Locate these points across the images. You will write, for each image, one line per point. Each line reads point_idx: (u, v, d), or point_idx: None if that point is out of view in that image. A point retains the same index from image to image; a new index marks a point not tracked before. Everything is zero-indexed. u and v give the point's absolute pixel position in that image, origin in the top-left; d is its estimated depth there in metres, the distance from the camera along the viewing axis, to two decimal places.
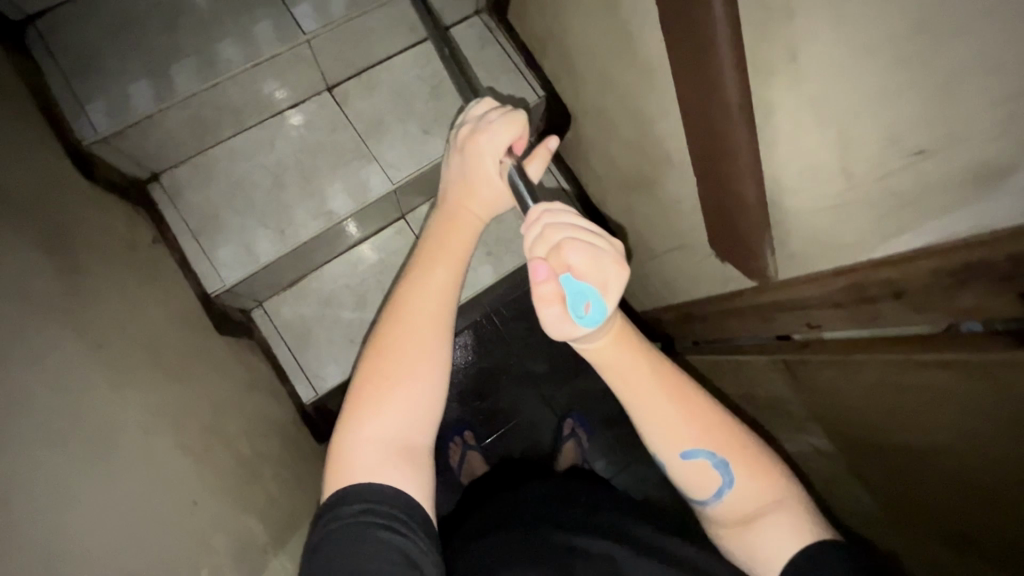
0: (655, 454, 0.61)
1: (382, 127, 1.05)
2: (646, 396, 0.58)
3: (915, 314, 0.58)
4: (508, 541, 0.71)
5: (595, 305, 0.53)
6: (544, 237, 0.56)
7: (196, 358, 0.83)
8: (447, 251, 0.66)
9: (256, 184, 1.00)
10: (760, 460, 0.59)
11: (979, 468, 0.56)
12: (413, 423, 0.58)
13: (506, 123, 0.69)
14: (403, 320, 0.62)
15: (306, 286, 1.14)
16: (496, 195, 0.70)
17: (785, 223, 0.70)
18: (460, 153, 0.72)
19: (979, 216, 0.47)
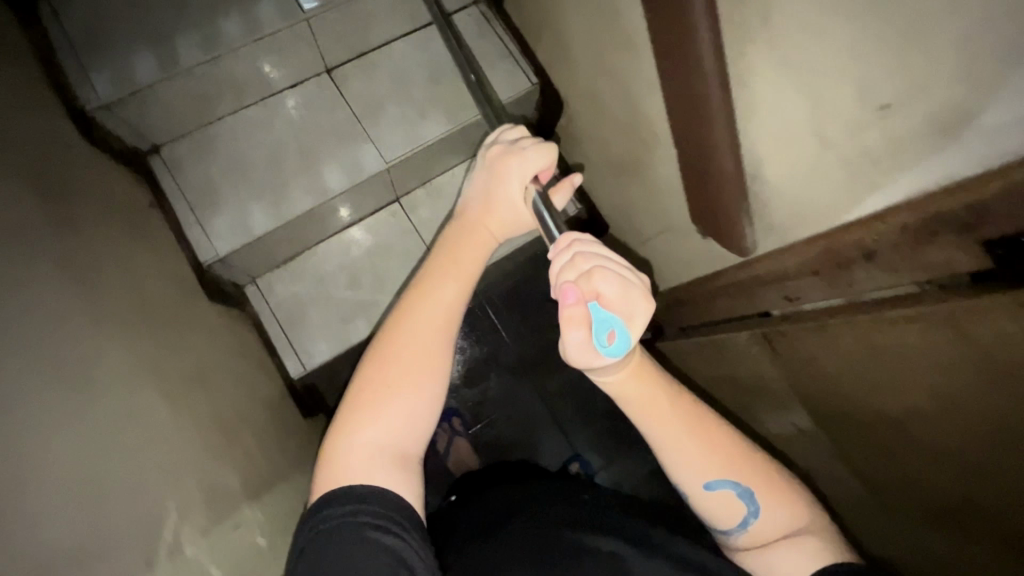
0: (678, 482, 0.63)
1: (378, 108, 1.08)
2: (663, 421, 0.60)
3: (888, 275, 0.58)
4: (510, 543, 0.66)
5: (620, 334, 0.57)
6: (576, 263, 0.60)
7: (189, 316, 0.85)
8: (460, 264, 0.67)
9: (253, 160, 1.03)
10: (785, 492, 0.61)
11: (979, 489, 0.56)
12: (411, 432, 0.58)
13: (539, 151, 0.72)
14: (410, 325, 0.62)
15: (300, 265, 1.16)
16: (516, 216, 0.74)
17: (764, 193, 0.71)
18: (487, 172, 0.74)
19: (940, 167, 0.49)
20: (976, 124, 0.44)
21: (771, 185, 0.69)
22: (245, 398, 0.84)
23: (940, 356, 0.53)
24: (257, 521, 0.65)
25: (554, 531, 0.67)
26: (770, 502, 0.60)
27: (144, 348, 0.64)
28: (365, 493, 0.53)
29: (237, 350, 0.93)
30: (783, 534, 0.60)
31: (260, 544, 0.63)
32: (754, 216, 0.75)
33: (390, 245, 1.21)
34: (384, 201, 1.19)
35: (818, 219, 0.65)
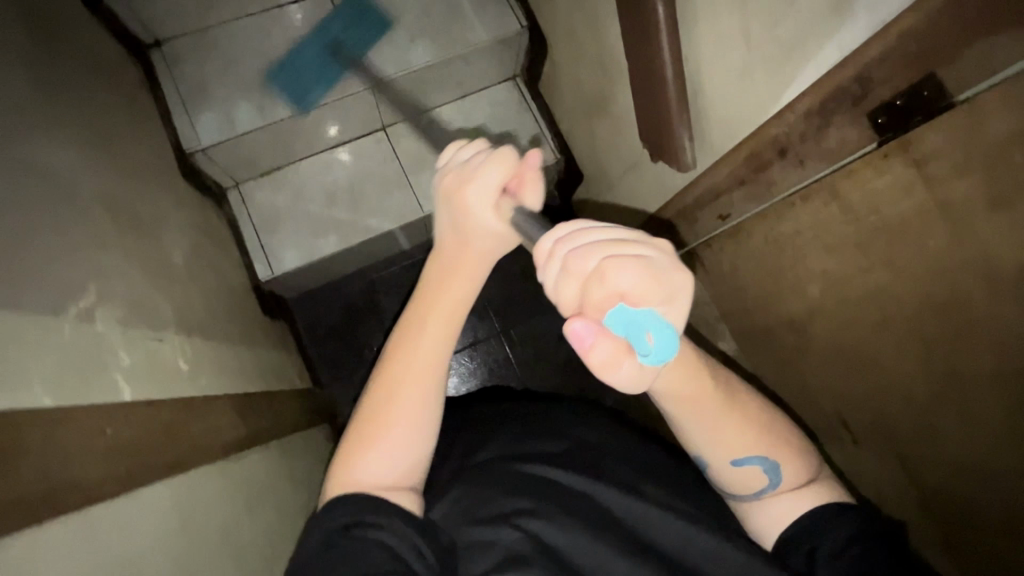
0: (698, 456, 0.56)
1: (371, 31, 1.14)
2: (702, 403, 0.51)
3: (801, 168, 0.60)
4: (468, 487, 0.56)
5: (667, 335, 0.36)
6: (570, 272, 0.38)
7: (163, 182, 0.90)
8: (439, 310, 0.55)
9: (247, 63, 1.10)
10: (803, 447, 0.56)
11: (973, 456, 0.51)
12: (406, 475, 0.53)
13: (495, 163, 0.51)
14: (395, 384, 0.54)
15: (282, 176, 1.21)
16: (495, 238, 0.55)
17: (703, 107, 0.73)
18: (445, 208, 0.55)
19: (838, 45, 0.50)
20: None
21: (709, 96, 0.71)
22: (199, 263, 0.88)
23: (833, 237, 0.57)
24: (184, 350, 0.69)
25: (507, 468, 0.58)
26: (791, 463, 0.54)
27: (96, 173, 0.68)
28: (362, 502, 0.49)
29: (200, 225, 0.97)
30: (798, 485, 0.54)
31: (182, 367, 0.66)
32: (696, 133, 0.76)
33: (370, 169, 1.23)
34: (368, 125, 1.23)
35: (742, 127, 0.67)
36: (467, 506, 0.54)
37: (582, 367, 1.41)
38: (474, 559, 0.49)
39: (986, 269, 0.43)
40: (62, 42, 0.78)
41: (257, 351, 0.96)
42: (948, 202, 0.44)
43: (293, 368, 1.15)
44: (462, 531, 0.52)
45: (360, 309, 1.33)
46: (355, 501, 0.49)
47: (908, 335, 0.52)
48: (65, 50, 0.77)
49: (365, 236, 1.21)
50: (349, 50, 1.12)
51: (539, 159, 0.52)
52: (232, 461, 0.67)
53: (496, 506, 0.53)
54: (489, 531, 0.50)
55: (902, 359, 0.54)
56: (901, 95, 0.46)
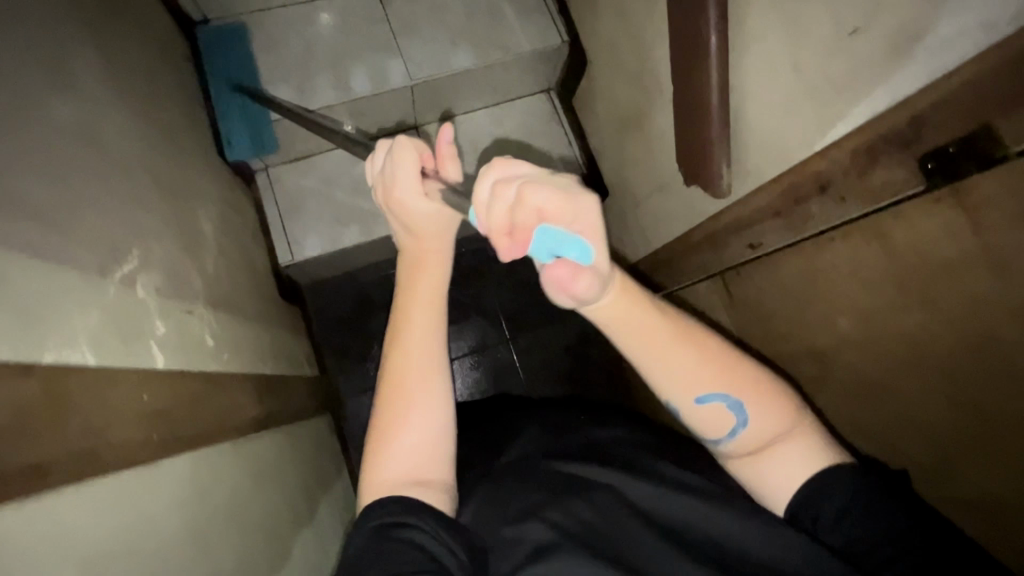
0: (667, 401, 0.55)
1: (415, 30, 1.16)
2: (657, 336, 0.51)
3: (840, 205, 0.60)
4: (493, 492, 0.57)
5: (579, 247, 0.46)
6: (493, 224, 0.44)
7: (199, 159, 0.90)
8: (421, 305, 0.59)
9: (288, 49, 1.12)
10: (773, 394, 0.53)
11: (984, 485, 0.52)
12: (427, 463, 0.54)
13: (399, 157, 0.56)
14: (399, 380, 0.57)
15: (310, 163, 1.22)
16: (440, 222, 0.59)
17: (743, 136, 0.74)
18: (390, 214, 0.61)
19: (893, 88, 0.51)
20: (926, 38, 0.47)
21: (751, 126, 0.72)
22: (227, 241, 0.89)
23: (870, 275, 0.58)
24: (210, 324, 0.69)
25: (532, 469, 0.59)
26: (759, 405, 0.53)
27: (142, 141, 0.68)
28: (401, 504, 0.49)
29: (229, 203, 0.98)
30: (773, 434, 0.52)
31: (208, 342, 0.66)
32: (734, 161, 0.77)
33: None
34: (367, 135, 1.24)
35: (782, 158, 0.68)
36: (498, 505, 0.55)
37: (587, 381, 1.40)
38: (503, 555, 0.50)
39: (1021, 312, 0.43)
40: (123, 11, 0.79)
41: (273, 333, 0.96)
42: (991, 247, 0.45)
43: (303, 354, 1.15)
44: (495, 530, 0.52)
45: (373, 303, 1.33)
46: (396, 504, 0.49)
47: (938, 373, 0.53)
48: (126, 19, 0.78)
49: (387, 230, 1.21)
50: (248, 69, 1.09)
51: (452, 133, 0.57)
52: (247, 440, 0.68)
53: (520, 504, 0.54)
54: (518, 528, 0.51)
55: (926, 392, 0.55)
56: (954, 142, 0.46)
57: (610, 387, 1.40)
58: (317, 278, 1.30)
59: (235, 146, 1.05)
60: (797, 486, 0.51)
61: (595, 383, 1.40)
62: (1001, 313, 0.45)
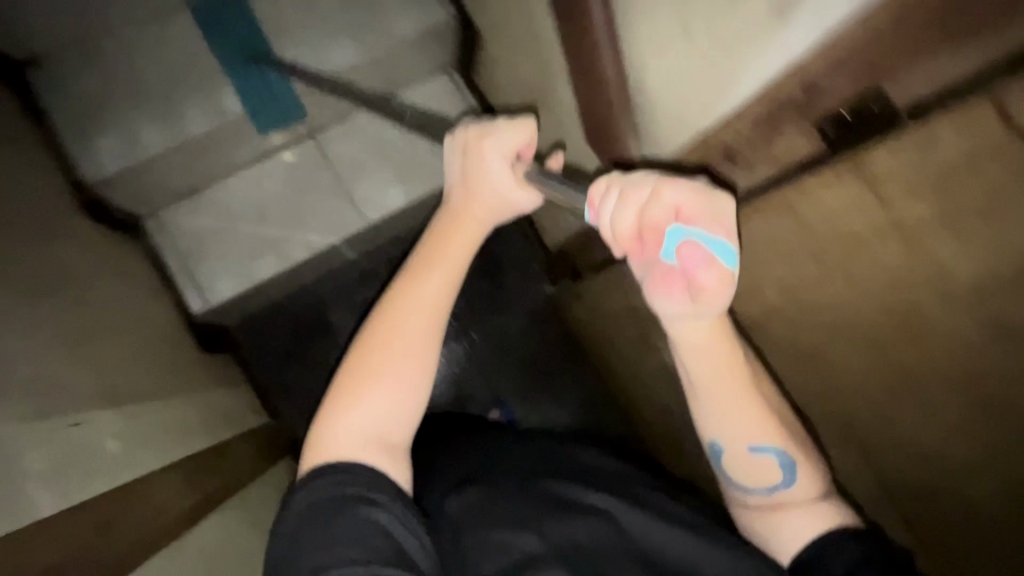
0: (712, 442, 0.57)
1: (282, 31, 1.04)
2: (721, 378, 0.53)
3: (751, 173, 0.58)
4: (491, 497, 0.58)
5: (725, 247, 0.42)
6: (619, 230, 0.44)
7: (43, 228, 0.78)
8: (444, 261, 0.60)
9: (145, 74, 1.00)
10: (816, 462, 0.57)
11: (959, 481, 0.52)
12: (395, 417, 0.55)
13: (514, 128, 0.60)
14: (393, 320, 0.58)
15: (204, 197, 1.10)
16: (503, 200, 0.62)
17: (646, 107, 0.69)
18: (460, 160, 0.63)
19: (783, 51, 0.48)
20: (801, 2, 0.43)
21: (653, 97, 0.67)
22: (114, 318, 0.80)
23: (785, 246, 0.57)
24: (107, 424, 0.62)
25: (531, 482, 0.59)
26: (807, 468, 0.56)
27: None
28: (363, 471, 0.51)
29: (110, 271, 0.88)
30: (808, 499, 0.55)
31: (112, 448, 0.61)
32: (642, 133, 0.73)
33: (300, 177, 1.13)
34: (263, 154, 1.12)
35: (688, 129, 0.64)
36: (485, 509, 0.56)
37: (548, 360, 1.39)
38: (484, 558, 0.52)
39: (938, 285, 0.43)
40: None
41: (199, 397, 0.89)
42: (898, 220, 0.43)
43: (245, 403, 1.08)
44: (479, 531, 0.54)
45: (309, 329, 1.26)
46: (354, 466, 0.51)
47: (870, 340, 0.52)
48: None
49: (305, 254, 1.13)
50: (121, 94, 0.99)
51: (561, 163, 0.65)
52: (183, 533, 0.63)
53: (521, 510, 0.55)
54: (508, 534, 0.53)
55: (858, 355, 0.55)
56: (847, 107, 0.44)
57: (571, 361, 1.39)
58: (243, 317, 1.21)
59: (105, 180, 0.98)
60: (808, 541, 0.53)
61: (555, 360, 1.39)
62: (919, 279, 0.44)
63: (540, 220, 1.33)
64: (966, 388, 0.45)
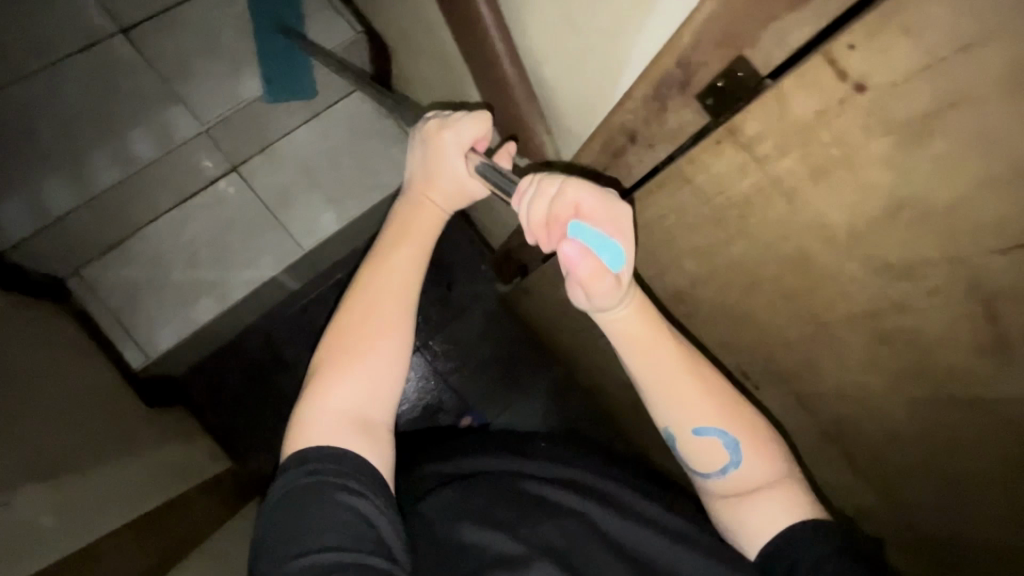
0: (664, 428, 0.57)
1: (187, 70, 1.05)
2: (658, 360, 0.54)
3: (652, 150, 0.60)
4: (466, 496, 0.58)
5: (612, 249, 0.51)
6: (532, 218, 0.52)
7: None
8: (411, 239, 0.61)
9: (44, 137, 0.99)
10: (768, 441, 0.55)
11: (895, 424, 0.55)
12: (377, 400, 0.54)
13: (473, 119, 0.61)
14: (366, 302, 0.56)
15: (128, 248, 1.05)
16: (461, 188, 0.63)
17: (550, 98, 0.70)
18: (422, 149, 0.64)
19: (657, 29, 0.49)
20: None
21: (554, 87, 0.68)
22: (43, 387, 0.77)
23: (691, 216, 0.59)
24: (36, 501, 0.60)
25: (504, 479, 0.60)
26: (759, 451, 0.54)
27: None
28: (345, 460, 0.49)
29: (31, 339, 0.84)
30: (762, 483, 0.54)
31: (44, 523, 0.60)
32: (551, 124, 0.74)
33: (230, 212, 1.09)
34: (187, 193, 1.08)
35: (592, 114, 0.65)
36: (459, 508, 0.57)
37: (510, 358, 1.40)
38: (460, 560, 0.53)
39: (824, 232, 0.45)
40: None
41: (147, 453, 0.86)
42: (778, 176, 0.45)
43: (203, 451, 1.05)
44: (453, 529, 0.55)
45: (261, 366, 1.22)
46: (337, 452, 0.49)
47: (780, 294, 0.54)
48: None
49: (244, 290, 1.09)
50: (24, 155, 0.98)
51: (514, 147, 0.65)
52: None
53: (497, 512, 0.56)
54: (482, 535, 0.54)
55: (775, 310, 0.57)
56: (721, 76, 0.46)
57: (532, 356, 1.41)
58: (187, 365, 1.17)
59: (19, 246, 0.99)
60: (774, 532, 0.52)
61: (517, 358, 1.40)
62: (811, 231, 0.46)
63: (481, 222, 1.34)
64: (883, 335, 0.47)
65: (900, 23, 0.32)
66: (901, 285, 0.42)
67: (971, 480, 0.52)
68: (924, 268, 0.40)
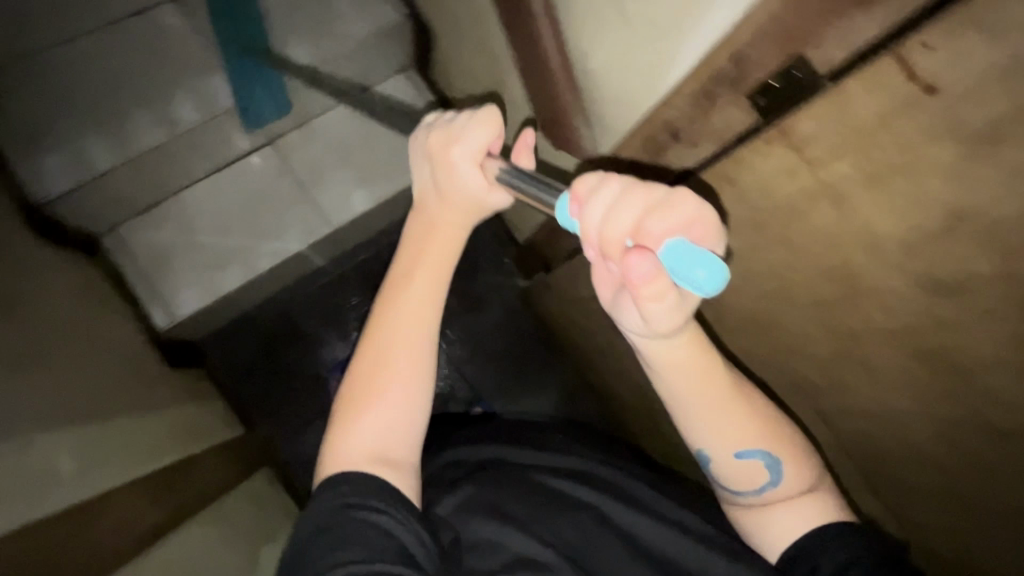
0: (700, 450, 0.55)
1: (232, 36, 1.02)
2: (703, 389, 0.52)
3: (693, 150, 0.59)
4: (482, 492, 0.58)
5: (709, 270, 0.37)
6: (606, 230, 0.41)
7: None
8: (425, 267, 0.59)
9: (87, 91, 0.97)
10: (804, 455, 0.55)
11: (923, 445, 0.53)
12: (398, 435, 0.54)
13: (480, 122, 0.56)
14: (384, 339, 0.56)
15: (163, 211, 1.08)
16: (476, 203, 0.59)
17: (594, 91, 0.70)
18: (429, 165, 0.59)
19: (714, 24, 0.48)
20: None
21: (599, 79, 0.67)
22: (72, 339, 0.79)
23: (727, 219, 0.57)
24: (58, 446, 0.62)
25: (521, 476, 0.60)
26: (794, 463, 0.54)
27: None
28: (365, 483, 0.50)
29: (65, 289, 0.87)
30: (796, 494, 0.54)
31: (66, 468, 0.61)
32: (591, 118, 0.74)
33: (261, 184, 1.12)
34: (222, 163, 1.10)
35: (635, 110, 0.65)
36: (475, 505, 0.56)
37: (523, 355, 1.39)
38: (478, 557, 0.52)
39: (871, 243, 0.43)
40: None
41: (165, 411, 0.88)
42: (828, 182, 0.44)
43: (217, 415, 1.07)
44: (468, 527, 0.55)
45: (278, 338, 1.24)
46: (357, 478, 0.50)
47: (814, 305, 0.53)
48: None
49: (269, 262, 1.12)
50: (67, 112, 0.96)
51: (533, 137, 0.58)
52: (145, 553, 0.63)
53: (513, 510, 0.56)
54: (498, 532, 0.54)
55: (810, 324, 0.55)
56: (776, 77, 0.44)
57: (547, 354, 1.40)
58: (209, 330, 1.19)
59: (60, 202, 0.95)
60: (799, 538, 0.53)
61: (532, 354, 1.39)
62: (856, 241, 0.44)
63: (507, 215, 1.33)
64: (931, 354, 0.45)
65: (975, 28, 0.30)
66: (949, 305, 0.41)
67: (1002, 515, 0.49)
68: (974, 287, 0.38)
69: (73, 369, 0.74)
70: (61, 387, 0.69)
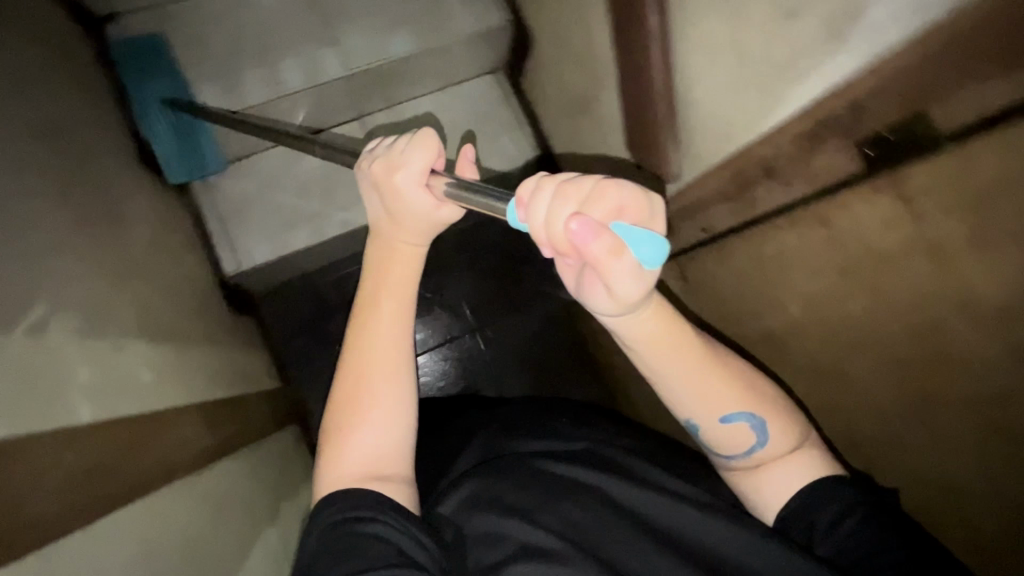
0: (688, 420, 0.56)
1: (346, 16, 1.10)
2: (678, 359, 0.52)
3: (785, 189, 0.60)
4: (484, 487, 0.58)
5: (653, 242, 0.43)
6: (556, 221, 0.44)
7: (108, 172, 0.84)
8: (387, 292, 0.62)
9: (211, 46, 1.05)
10: (790, 413, 0.57)
11: (966, 490, 0.52)
12: (383, 448, 0.57)
13: (417, 146, 0.61)
14: (363, 366, 0.59)
15: (252, 164, 1.15)
16: (430, 222, 0.63)
17: (690, 119, 0.72)
18: (378, 193, 0.64)
19: (832, 71, 0.50)
20: (860, 21, 0.45)
21: (698, 109, 0.69)
22: (160, 264, 0.85)
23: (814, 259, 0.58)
24: (144, 357, 0.67)
25: (526, 467, 0.60)
26: (779, 422, 0.55)
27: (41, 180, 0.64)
28: (355, 496, 0.52)
29: (160, 221, 0.93)
30: (786, 452, 0.55)
31: (148, 378, 0.66)
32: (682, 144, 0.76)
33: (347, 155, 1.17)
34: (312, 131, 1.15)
35: (730, 143, 0.66)
36: (479, 501, 0.56)
37: (557, 364, 1.40)
38: (482, 550, 0.52)
39: (964, 304, 0.44)
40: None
41: (224, 348, 0.93)
42: (930, 238, 0.45)
43: (262, 364, 1.12)
44: (470, 522, 0.55)
45: (330, 303, 1.29)
46: (349, 495, 0.52)
47: (882, 351, 0.54)
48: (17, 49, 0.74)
49: (339, 231, 1.17)
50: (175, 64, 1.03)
51: (471, 152, 0.64)
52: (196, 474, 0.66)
53: (514, 500, 0.56)
54: (502, 524, 0.53)
55: (872, 370, 0.56)
56: (891, 129, 0.46)
57: (581, 367, 1.41)
58: (270, 284, 1.25)
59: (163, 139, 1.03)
60: (793, 496, 0.55)
61: (566, 365, 1.40)
62: (946, 299, 0.45)
63: None
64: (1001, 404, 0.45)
65: None
66: None
67: None
68: None
69: (158, 291, 0.80)
70: (149, 304, 0.75)
